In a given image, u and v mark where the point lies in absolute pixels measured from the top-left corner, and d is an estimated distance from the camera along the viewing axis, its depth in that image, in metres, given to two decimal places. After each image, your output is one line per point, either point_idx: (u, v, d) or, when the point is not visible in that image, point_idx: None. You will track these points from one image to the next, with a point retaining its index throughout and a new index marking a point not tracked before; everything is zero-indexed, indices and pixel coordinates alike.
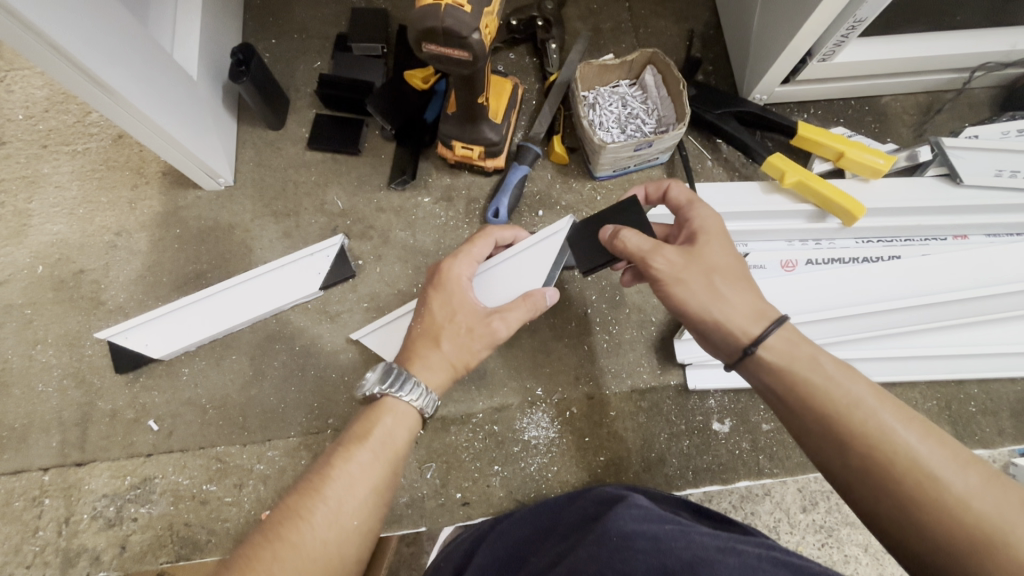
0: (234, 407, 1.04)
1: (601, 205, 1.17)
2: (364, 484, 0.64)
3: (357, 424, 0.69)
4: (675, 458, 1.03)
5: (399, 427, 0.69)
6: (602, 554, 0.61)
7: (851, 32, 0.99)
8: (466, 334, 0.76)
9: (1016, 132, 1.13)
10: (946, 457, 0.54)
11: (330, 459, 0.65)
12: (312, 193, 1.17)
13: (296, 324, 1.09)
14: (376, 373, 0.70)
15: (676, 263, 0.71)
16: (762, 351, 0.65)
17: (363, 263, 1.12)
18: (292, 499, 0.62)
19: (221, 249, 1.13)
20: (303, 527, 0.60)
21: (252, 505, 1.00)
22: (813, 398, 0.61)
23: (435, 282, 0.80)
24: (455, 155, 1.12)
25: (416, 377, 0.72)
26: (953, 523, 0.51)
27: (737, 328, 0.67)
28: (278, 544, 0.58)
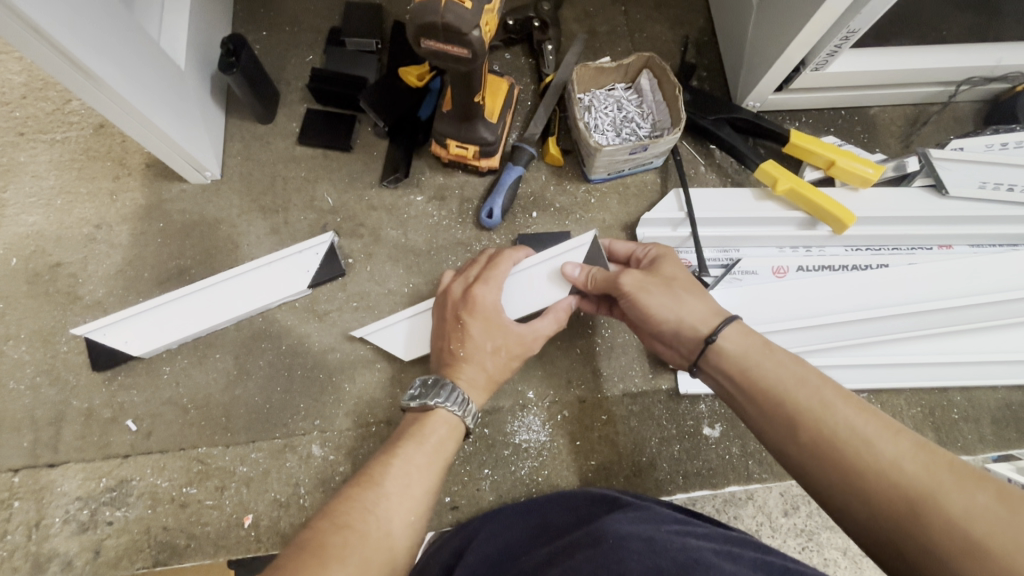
0: (216, 408, 1.01)
1: (595, 208, 1.16)
2: (422, 484, 0.69)
3: (412, 427, 0.75)
4: (665, 462, 1.03)
5: (449, 436, 0.75)
6: (598, 556, 0.60)
7: (844, 42, 1.01)
8: (505, 354, 0.82)
9: (1001, 145, 1.15)
10: (881, 428, 0.57)
11: (386, 457, 0.70)
12: (301, 188, 1.14)
13: (283, 322, 1.06)
14: (430, 385, 0.78)
15: (640, 278, 0.81)
16: (720, 342, 0.72)
17: (353, 262, 1.10)
18: (354, 490, 0.66)
19: (206, 244, 1.10)
20: (369, 516, 0.63)
21: (234, 508, 0.97)
22: (764, 381, 0.66)
23: (468, 308, 0.84)
24: (450, 155, 1.10)
25: (461, 390, 0.78)
26: (888, 486, 0.53)
27: (701, 323, 0.75)
28: (346, 532, 0.60)
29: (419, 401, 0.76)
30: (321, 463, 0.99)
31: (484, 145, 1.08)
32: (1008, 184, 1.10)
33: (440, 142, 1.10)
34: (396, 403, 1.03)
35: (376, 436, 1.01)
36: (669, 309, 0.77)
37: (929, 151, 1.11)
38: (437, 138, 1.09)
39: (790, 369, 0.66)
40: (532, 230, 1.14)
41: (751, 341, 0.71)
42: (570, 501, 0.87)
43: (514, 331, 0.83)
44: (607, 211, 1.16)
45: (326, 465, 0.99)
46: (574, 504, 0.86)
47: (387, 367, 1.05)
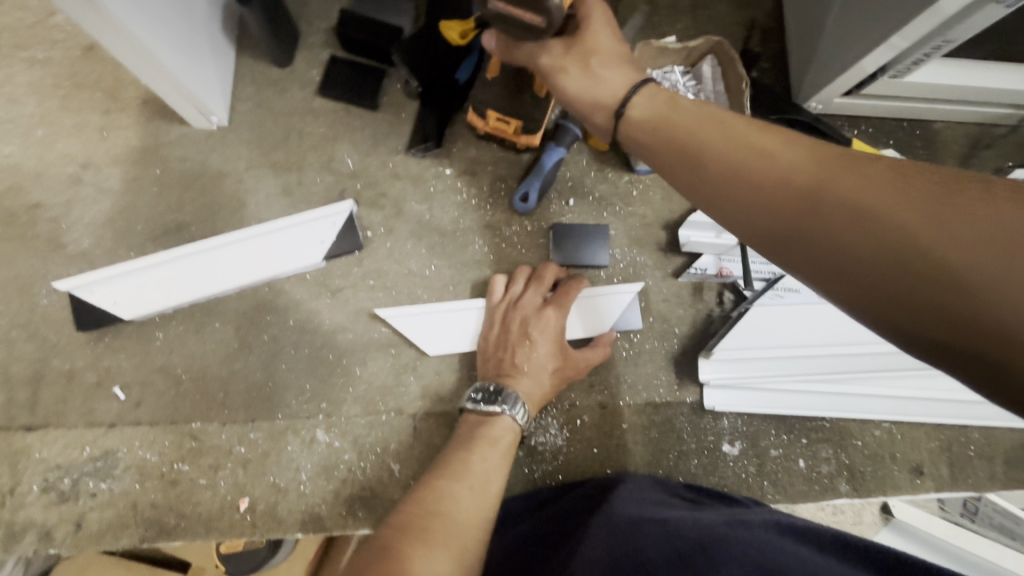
0: (214, 381, 0.94)
1: (636, 202, 1.08)
2: (497, 480, 0.76)
3: (479, 430, 0.81)
4: (681, 477, 1.00)
5: (512, 443, 0.82)
6: (628, 547, 0.61)
7: (935, 51, 0.91)
8: (560, 377, 0.89)
9: None
10: (854, 176, 0.46)
11: (463, 453, 0.78)
12: (319, 147, 1.03)
13: (291, 295, 0.97)
14: (493, 394, 0.83)
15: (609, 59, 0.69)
16: (635, 111, 0.65)
17: (371, 235, 1.01)
18: (436, 479, 0.74)
19: (207, 200, 0.99)
20: (458, 506, 0.70)
21: (229, 489, 0.91)
22: (718, 165, 0.55)
23: (535, 327, 0.90)
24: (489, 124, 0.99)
25: (520, 402, 0.84)
26: (878, 239, 0.43)
27: (616, 100, 0.67)
28: (443, 518, 0.67)
29: (484, 406, 0.83)
30: (325, 450, 0.93)
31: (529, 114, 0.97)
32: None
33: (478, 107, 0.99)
34: (409, 393, 0.96)
35: (385, 426, 0.95)
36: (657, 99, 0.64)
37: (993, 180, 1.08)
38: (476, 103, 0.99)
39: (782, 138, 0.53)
40: (567, 220, 1.06)
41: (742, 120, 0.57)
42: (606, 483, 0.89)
43: (573, 356, 0.91)
44: (648, 207, 1.08)
45: (330, 452, 0.93)
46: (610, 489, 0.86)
47: (402, 354, 0.98)
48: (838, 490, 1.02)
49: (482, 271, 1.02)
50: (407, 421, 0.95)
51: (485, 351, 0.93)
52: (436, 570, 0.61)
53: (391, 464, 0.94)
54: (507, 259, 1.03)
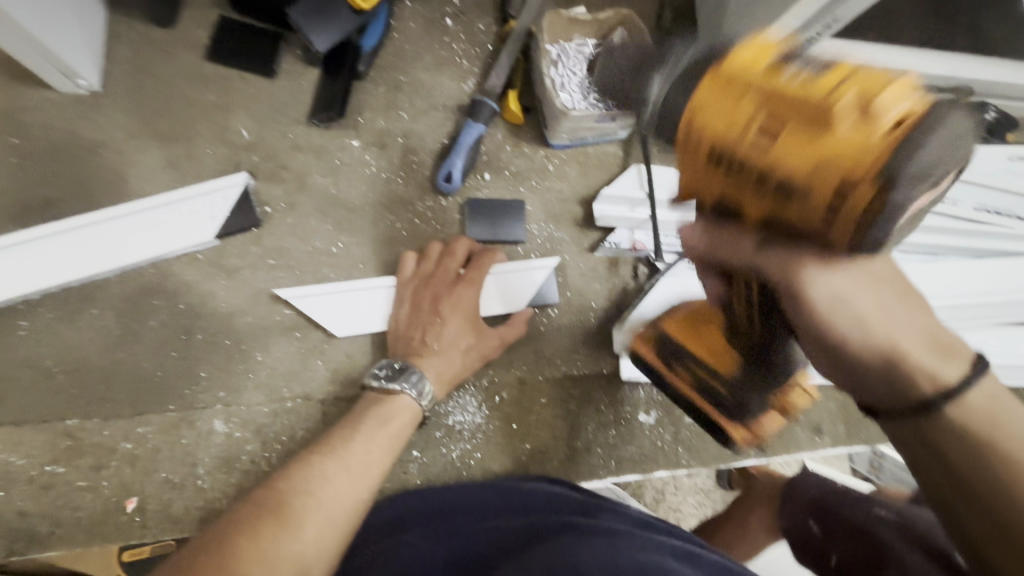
0: (94, 373, 0.86)
1: (552, 176, 1.07)
2: (379, 463, 0.74)
3: (375, 407, 0.79)
4: (599, 447, 1.02)
5: (409, 423, 0.79)
6: (559, 551, 0.57)
7: (825, 30, 0.95)
8: (474, 355, 0.87)
9: None
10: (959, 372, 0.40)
11: (347, 428, 0.76)
12: (210, 116, 0.95)
13: (180, 276, 0.90)
14: (393, 370, 0.82)
15: (739, 237, 0.49)
16: (803, 276, 0.45)
17: (271, 211, 0.94)
18: (312, 454, 0.72)
19: (81, 174, 0.90)
20: (327, 486, 0.68)
21: (113, 490, 0.83)
22: (842, 335, 0.44)
23: (442, 305, 0.87)
24: (715, 396, 0.78)
25: (424, 379, 0.82)
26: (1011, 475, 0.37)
27: (824, 266, 0.44)
28: (304, 497, 0.66)
29: (385, 383, 0.80)
30: (224, 441, 0.87)
31: (749, 385, 0.74)
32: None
33: (664, 348, 0.82)
34: (318, 377, 0.92)
35: (291, 413, 0.90)
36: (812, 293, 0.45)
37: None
38: (665, 347, 0.82)
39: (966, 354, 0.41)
40: (483, 194, 1.03)
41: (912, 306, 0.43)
42: (520, 496, 0.81)
43: (486, 334, 0.89)
44: (564, 181, 1.08)
45: (230, 444, 0.87)
46: (530, 506, 0.77)
47: (308, 336, 0.92)
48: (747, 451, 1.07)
49: (393, 247, 0.98)
50: (315, 406, 0.91)
51: (396, 331, 0.89)
52: (283, 546, 0.60)
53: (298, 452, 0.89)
54: (420, 235, 0.99)
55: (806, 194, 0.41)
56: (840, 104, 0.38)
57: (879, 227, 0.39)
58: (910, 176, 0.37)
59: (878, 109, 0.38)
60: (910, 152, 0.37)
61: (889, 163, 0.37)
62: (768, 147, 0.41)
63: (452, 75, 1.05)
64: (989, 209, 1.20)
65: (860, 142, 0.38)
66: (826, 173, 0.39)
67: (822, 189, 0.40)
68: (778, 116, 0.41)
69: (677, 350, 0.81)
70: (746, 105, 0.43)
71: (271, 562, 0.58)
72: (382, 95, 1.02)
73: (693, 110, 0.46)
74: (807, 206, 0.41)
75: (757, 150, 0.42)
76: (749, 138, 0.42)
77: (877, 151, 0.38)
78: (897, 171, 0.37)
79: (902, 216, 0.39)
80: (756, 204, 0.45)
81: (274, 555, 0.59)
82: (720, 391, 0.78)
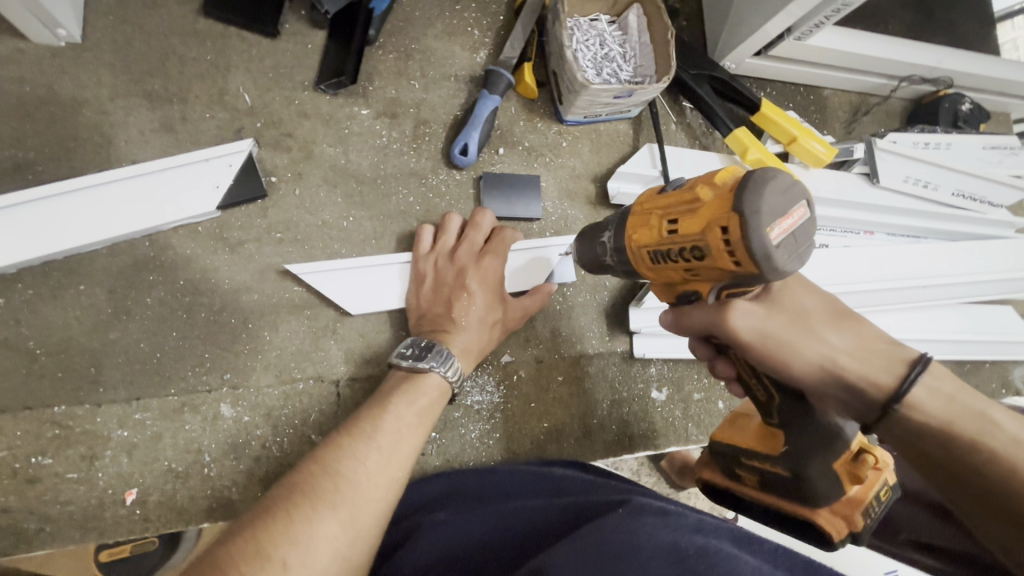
0: (82, 355, 0.78)
1: (565, 153, 1.06)
2: (410, 442, 0.70)
3: (405, 384, 0.75)
4: (614, 424, 1.02)
5: (438, 400, 0.76)
6: (607, 526, 0.52)
7: (833, 15, 0.99)
8: (500, 329, 0.87)
9: (924, 144, 1.25)
10: (870, 363, 0.59)
11: (374, 409, 0.71)
12: (206, 76, 0.88)
13: (178, 250, 0.83)
14: (418, 347, 0.79)
15: (702, 311, 0.66)
16: (740, 319, 0.62)
17: (276, 181, 0.88)
18: (341, 438, 0.67)
19: (62, 136, 0.81)
20: (359, 467, 0.63)
21: (109, 482, 0.77)
22: (785, 357, 0.62)
23: (466, 280, 0.85)
24: (802, 521, 0.70)
25: (453, 355, 0.79)
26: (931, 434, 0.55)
27: (760, 332, 0.62)
28: (337, 479, 0.61)
29: (413, 361, 0.77)
30: (231, 426, 0.82)
31: (799, 491, 0.68)
32: (922, 181, 1.23)
33: (721, 453, 0.80)
34: (331, 358, 0.87)
35: (303, 395, 0.85)
36: (754, 333, 0.62)
37: (873, 141, 1.19)
38: (719, 454, 0.80)
39: (887, 366, 0.58)
40: (497, 169, 1.00)
41: (842, 335, 0.61)
42: (552, 479, 0.77)
43: (510, 307, 0.88)
44: (578, 158, 1.06)
45: (238, 429, 0.82)
46: (564, 488, 0.74)
47: (319, 315, 0.87)
48: None
49: (407, 223, 0.93)
50: (328, 388, 0.86)
51: (417, 309, 0.86)
52: (318, 538, 0.55)
53: (313, 436, 0.84)
54: (434, 210, 0.95)
55: (711, 256, 0.59)
56: (702, 200, 0.60)
57: (752, 242, 0.54)
58: (755, 222, 0.54)
59: (719, 191, 0.59)
60: (743, 201, 0.55)
61: (734, 219, 0.55)
62: (680, 236, 0.62)
63: (463, 45, 1.01)
64: (965, 195, 1.26)
65: (714, 212, 0.58)
66: (709, 239, 0.58)
67: (713, 248, 0.58)
68: (671, 218, 0.64)
69: (736, 451, 0.77)
70: (656, 221, 0.66)
71: (306, 545, 0.54)
72: (392, 62, 0.97)
73: (629, 232, 0.70)
74: (709, 255, 0.59)
75: (675, 242, 0.63)
76: (668, 236, 0.64)
77: (722, 207, 0.57)
78: (738, 218, 0.55)
79: (762, 229, 0.54)
80: (663, 242, 0.65)
81: (307, 537, 0.54)
82: (798, 512, 0.69)
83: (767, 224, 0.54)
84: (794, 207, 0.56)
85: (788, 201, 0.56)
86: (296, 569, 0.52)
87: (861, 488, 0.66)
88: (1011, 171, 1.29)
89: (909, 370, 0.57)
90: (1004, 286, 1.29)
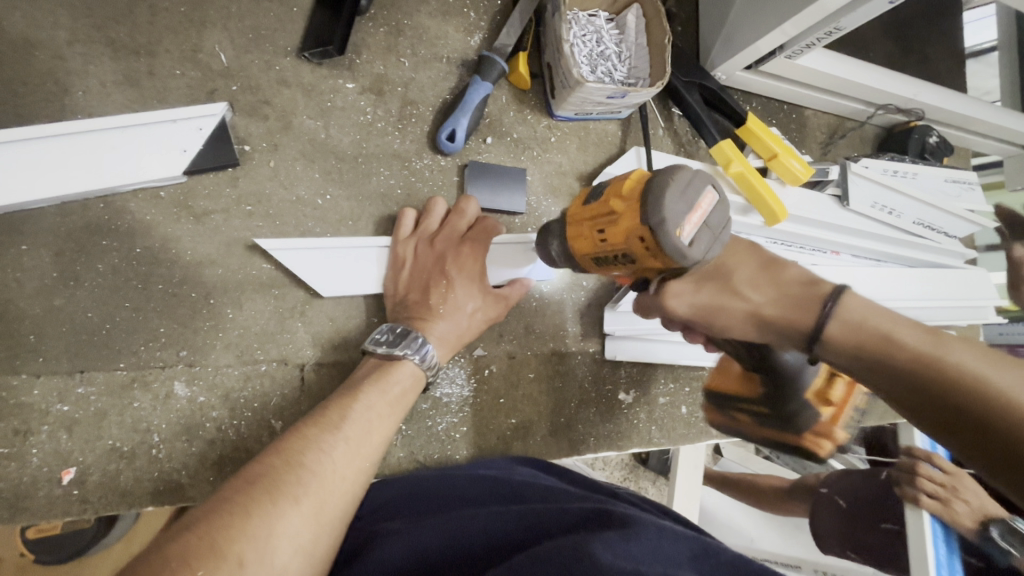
0: (20, 321, 0.72)
1: (553, 148, 1.04)
2: (381, 431, 0.68)
3: (375, 373, 0.73)
4: (581, 424, 1.03)
5: (411, 389, 0.74)
6: (563, 551, 0.51)
7: (825, 38, 1.02)
8: (480, 317, 0.84)
9: (893, 171, 1.29)
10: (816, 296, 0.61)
11: (344, 401, 0.68)
12: (178, 30, 0.81)
13: (137, 215, 0.77)
14: (390, 335, 0.76)
15: (651, 299, 0.70)
16: (675, 300, 0.68)
17: (250, 150, 0.83)
18: (309, 429, 0.64)
19: (10, 79, 0.74)
20: (325, 459, 0.61)
21: (46, 459, 0.71)
22: (723, 319, 0.67)
23: (439, 273, 0.82)
24: (791, 443, 0.80)
25: (426, 341, 0.77)
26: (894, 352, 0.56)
27: (701, 302, 0.68)
28: (300, 472, 0.58)
29: (387, 349, 0.75)
30: (186, 407, 0.77)
31: (783, 424, 0.77)
32: (888, 207, 1.28)
33: (718, 401, 0.88)
34: (297, 341, 0.83)
35: (265, 377, 0.81)
36: (690, 308, 0.68)
37: (848, 164, 1.22)
38: (716, 397, 0.89)
39: (803, 307, 0.61)
40: (483, 159, 0.98)
41: (761, 291, 0.65)
42: (512, 485, 0.76)
43: (490, 294, 0.85)
44: (565, 154, 1.05)
45: (193, 410, 0.77)
46: (525, 496, 0.73)
47: (288, 295, 0.83)
48: (711, 433, 1.14)
49: (387, 206, 0.90)
50: (293, 371, 0.83)
51: (396, 296, 0.84)
52: (285, 532, 0.53)
53: (273, 421, 0.81)
54: (416, 195, 0.92)
55: (639, 260, 0.61)
56: (615, 211, 0.61)
57: (668, 250, 0.56)
58: (665, 232, 0.55)
59: (628, 202, 0.59)
60: (649, 215, 0.55)
61: (646, 230, 0.57)
62: (607, 245, 0.63)
63: (458, 26, 0.98)
64: (925, 223, 1.32)
65: (628, 224, 0.59)
66: (631, 248, 0.60)
67: (638, 254, 0.60)
68: (596, 227, 0.64)
69: (727, 397, 0.85)
70: (585, 230, 0.67)
71: (265, 541, 0.51)
72: (382, 36, 0.92)
73: (567, 240, 0.70)
74: (641, 261, 0.61)
75: (604, 250, 0.64)
76: (598, 245, 0.65)
77: (635, 220, 0.58)
78: (649, 231, 0.56)
79: (674, 237, 0.55)
80: (596, 249, 0.66)
81: (267, 532, 0.52)
82: (791, 440, 0.79)
83: (677, 229, 0.56)
84: (699, 199, 0.57)
85: (691, 198, 0.56)
86: (254, 567, 0.49)
87: (836, 407, 0.74)
88: (968, 205, 1.36)
89: (822, 308, 0.59)
90: (949, 313, 1.38)
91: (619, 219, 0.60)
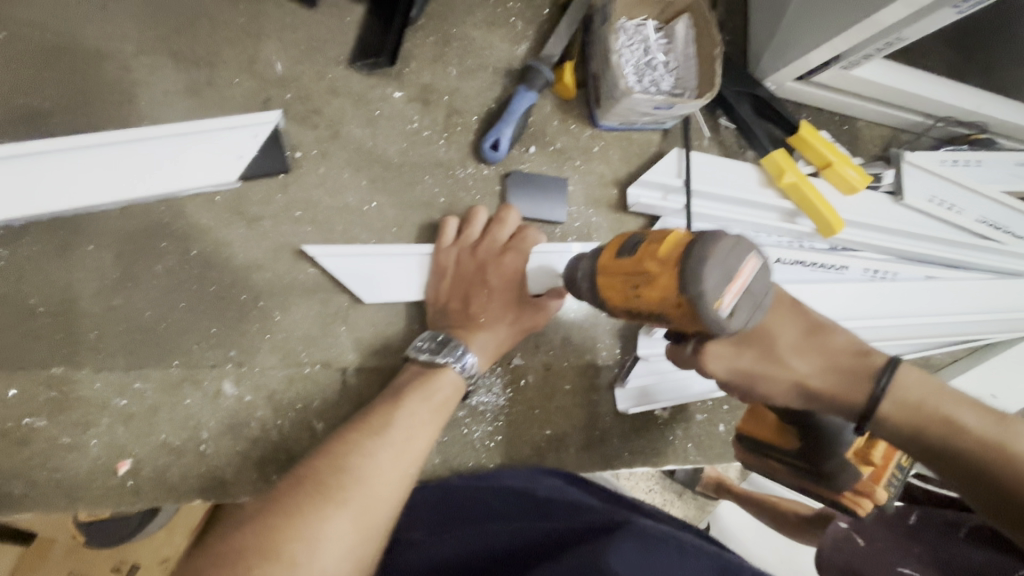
0: (84, 318, 0.76)
1: (596, 158, 1.03)
2: (424, 436, 0.68)
3: (418, 381, 0.74)
4: (615, 438, 1.01)
5: (453, 397, 0.74)
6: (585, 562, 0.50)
7: (884, 49, 0.98)
8: (520, 328, 0.83)
9: (953, 161, 1.22)
10: (842, 370, 0.59)
11: (388, 407, 0.69)
12: (236, 40, 0.84)
13: (194, 219, 0.80)
14: (433, 342, 0.78)
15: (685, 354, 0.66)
16: (712, 363, 0.63)
17: (300, 158, 0.85)
18: (354, 435, 0.64)
19: (81, 87, 0.78)
20: (370, 463, 0.61)
21: (104, 451, 0.75)
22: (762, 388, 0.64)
23: (471, 287, 0.83)
24: (828, 497, 0.79)
25: (466, 347, 0.77)
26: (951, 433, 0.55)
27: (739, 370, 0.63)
28: (347, 476, 0.59)
29: (429, 357, 0.76)
30: (232, 405, 0.79)
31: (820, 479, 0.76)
32: (949, 203, 1.20)
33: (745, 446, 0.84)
34: (339, 345, 0.85)
35: (308, 380, 0.83)
36: (728, 372, 0.64)
37: (902, 154, 1.19)
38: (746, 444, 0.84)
39: (854, 384, 0.58)
40: (525, 168, 0.98)
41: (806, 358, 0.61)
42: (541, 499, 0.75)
43: (530, 304, 0.84)
44: (607, 165, 1.04)
45: (239, 409, 0.80)
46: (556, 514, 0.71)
47: (332, 300, 0.85)
48: None
49: (430, 214, 0.91)
50: (334, 375, 0.84)
51: (436, 304, 0.85)
52: (333, 536, 0.54)
53: (314, 422, 0.83)
54: (458, 204, 0.93)
55: (675, 323, 0.59)
56: (650, 272, 0.58)
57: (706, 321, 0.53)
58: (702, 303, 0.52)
59: (664, 264, 0.57)
60: (687, 286, 0.53)
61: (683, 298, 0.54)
62: (640, 304, 0.61)
63: (505, 36, 0.98)
64: (991, 223, 1.23)
65: (664, 289, 0.56)
66: (666, 313, 0.58)
67: (674, 318, 0.58)
68: (630, 284, 0.62)
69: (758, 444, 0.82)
70: (616, 283, 0.65)
71: (314, 542, 0.52)
72: (430, 46, 0.93)
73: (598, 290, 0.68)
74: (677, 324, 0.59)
75: (638, 307, 0.62)
76: (629, 301, 0.63)
77: (671, 285, 0.56)
78: (687, 300, 0.54)
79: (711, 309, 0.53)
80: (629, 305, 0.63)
81: (314, 534, 0.53)
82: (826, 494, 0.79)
83: (714, 301, 0.53)
84: (741, 265, 0.54)
85: (731, 266, 0.54)
86: (303, 568, 0.51)
87: (877, 468, 0.76)
88: None
89: (875, 385, 0.57)
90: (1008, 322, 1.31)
91: (653, 284, 0.58)
